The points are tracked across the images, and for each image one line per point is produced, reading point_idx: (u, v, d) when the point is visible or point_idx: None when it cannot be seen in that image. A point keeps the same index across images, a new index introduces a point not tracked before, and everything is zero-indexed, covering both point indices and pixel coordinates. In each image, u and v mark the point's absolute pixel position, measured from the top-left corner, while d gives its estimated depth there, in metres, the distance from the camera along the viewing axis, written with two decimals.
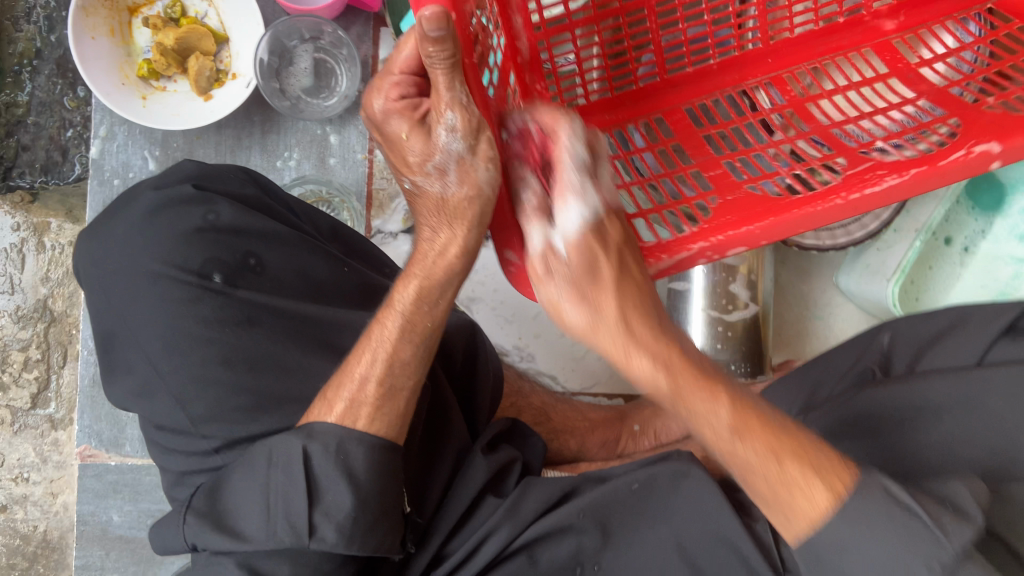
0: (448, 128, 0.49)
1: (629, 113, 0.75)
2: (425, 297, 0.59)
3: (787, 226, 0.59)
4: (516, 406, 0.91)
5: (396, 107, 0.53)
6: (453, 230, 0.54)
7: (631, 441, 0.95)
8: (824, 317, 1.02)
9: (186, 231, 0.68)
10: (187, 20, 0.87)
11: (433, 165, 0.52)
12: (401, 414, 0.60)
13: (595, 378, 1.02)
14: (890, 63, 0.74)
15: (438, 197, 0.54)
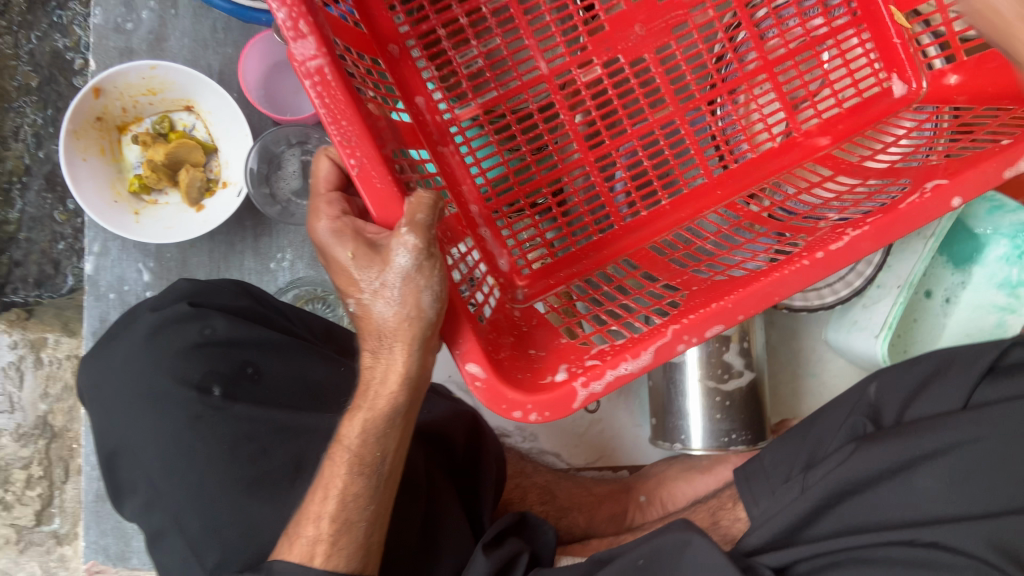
0: (404, 246, 0.54)
1: (595, 262, 0.80)
2: (372, 430, 0.58)
3: (756, 297, 0.61)
4: (521, 487, 0.92)
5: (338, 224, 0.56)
6: (393, 353, 0.55)
7: (640, 512, 0.96)
8: (818, 374, 1.04)
9: (185, 347, 0.68)
10: (176, 135, 0.90)
11: (379, 284, 0.54)
12: (363, 545, 0.61)
13: (599, 453, 1.02)
14: (834, 166, 0.83)
15: (379, 320, 0.55)
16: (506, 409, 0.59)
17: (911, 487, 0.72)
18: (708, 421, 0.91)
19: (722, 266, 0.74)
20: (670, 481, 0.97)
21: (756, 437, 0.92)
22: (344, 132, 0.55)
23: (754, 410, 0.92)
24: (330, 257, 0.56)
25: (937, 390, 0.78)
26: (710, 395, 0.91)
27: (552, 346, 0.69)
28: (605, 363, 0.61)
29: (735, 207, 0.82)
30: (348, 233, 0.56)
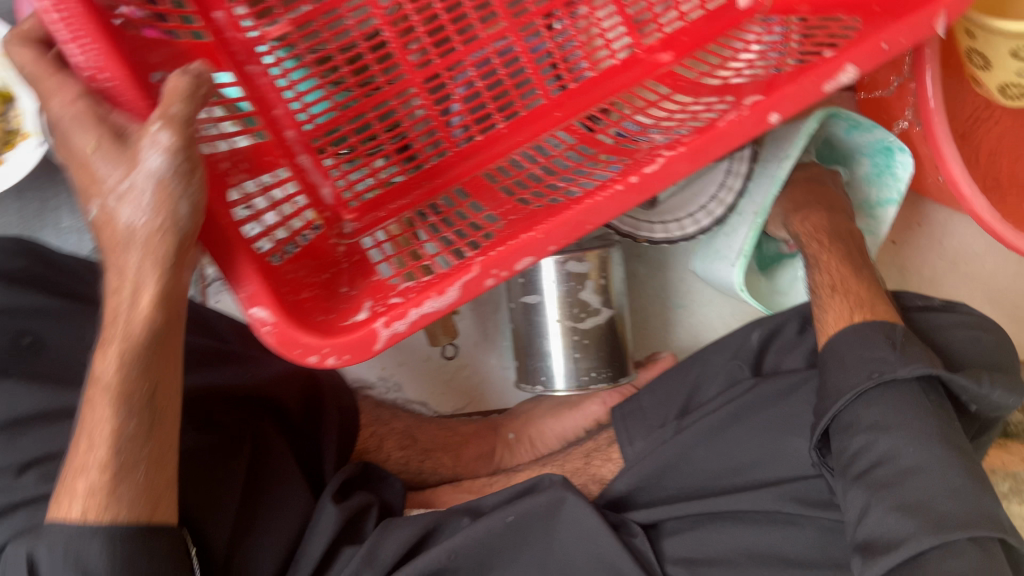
0: (155, 142, 0.48)
1: (426, 191, 0.81)
2: (133, 359, 0.53)
3: (570, 224, 0.62)
4: (377, 436, 0.84)
5: (73, 110, 0.50)
6: (140, 267, 0.50)
7: (508, 451, 0.94)
8: (686, 305, 1.03)
9: None
10: None
11: (127, 181, 0.49)
12: (145, 488, 0.55)
13: (467, 398, 0.99)
14: (671, 84, 0.84)
15: (124, 223, 0.50)
16: (299, 353, 0.59)
17: (783, 437, 0.76)
18: (568, 360, 0.88)
19: (545, 194, 0.74)
20: (539, 420, 0.94)
21: (619, 374, 0.90)
22: (86, 50, 0.50)
23: (614, 346, 0.90)
24: (70, 147, 0.51)
25: (819, 341, 0.81)
26: (569, 335, 0.88)
27: (367, 284, 0.70)
28: (409, 301, 0.62)
29: (570, 129, 0.82)
30: (87, 118, 0.50)
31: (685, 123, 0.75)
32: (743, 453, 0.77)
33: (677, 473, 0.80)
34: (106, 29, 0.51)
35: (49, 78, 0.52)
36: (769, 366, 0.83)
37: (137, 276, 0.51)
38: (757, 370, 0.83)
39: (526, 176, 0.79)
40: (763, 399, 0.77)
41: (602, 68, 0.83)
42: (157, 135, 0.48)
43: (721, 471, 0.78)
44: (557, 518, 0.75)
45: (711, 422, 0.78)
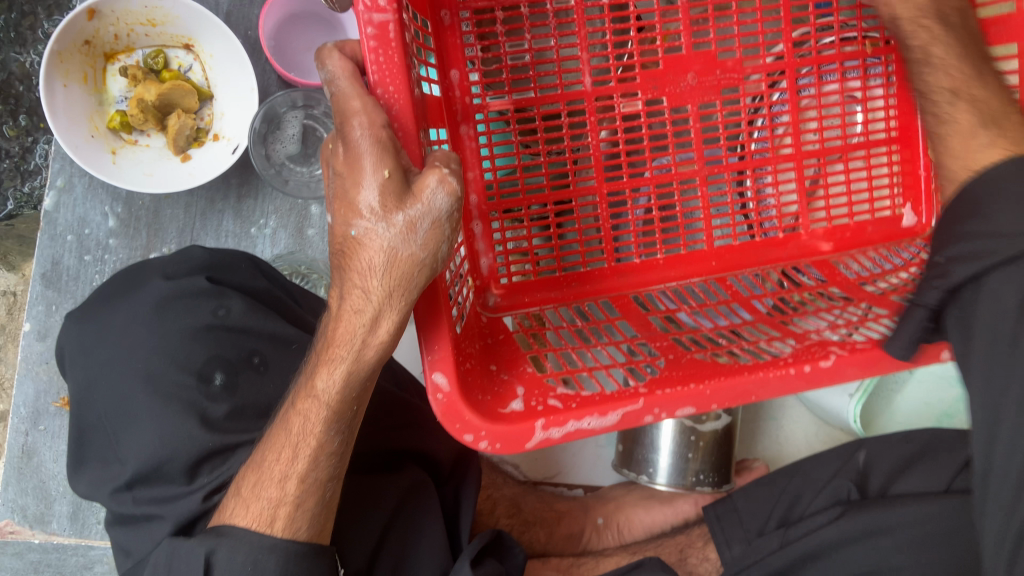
0: (439, 181, 0.48)
1: (575, 294, 0.77)
2: (354, 382, 0.52)
3: (733, 390, 0.62)
4: (491, 499, 0.86)
5: (371, 133, 0.48)
6: (390, 303, 0.49)
7: (595, 534, 0.95)
8: (777, 418, 1.06)
9: (195, 329, 0.58)
10: (170, 74, 0.81)
11: (405, 216, 0.48)
12: (325, 505, 0.56)
13: (557, 469, 1.00)
14: (828, 275, 0.77)
15: (387, 256, 0.48)
16: (457, 429, 0.58)
17: (882, 552, 0.78)
18: (679, 458, 0.91)
19: (703, 342, 0.70)
20: (630, 507, 0.95)
21: (722, 481, 0.92)
22: (389, 97, 0.53)
23: (724, 453, 0.92)
24: (355, 165, 0.48)
25: (922, 469, 0.81)
26: (686, 434, 0.90)
27: (522, 372, 0.65)
28: (568, 410, 0.61)
29: (724, 282, 0.78)
30: (385, 149, 0.48)
31: (840, 310, 0.71)
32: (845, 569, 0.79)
33: None
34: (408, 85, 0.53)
35: (357, 99, 0.49)
36: (875, 489, 0.82)
37: (384, 307, 0.49)
38: (863, 492, 0.82)
39: (679, 314, 0.75)
40: (858, 526, 0.79)
41: (770, 237, 0.80)
42: (446, 181, 0.48)
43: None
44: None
45: (826, 535, 0.79)
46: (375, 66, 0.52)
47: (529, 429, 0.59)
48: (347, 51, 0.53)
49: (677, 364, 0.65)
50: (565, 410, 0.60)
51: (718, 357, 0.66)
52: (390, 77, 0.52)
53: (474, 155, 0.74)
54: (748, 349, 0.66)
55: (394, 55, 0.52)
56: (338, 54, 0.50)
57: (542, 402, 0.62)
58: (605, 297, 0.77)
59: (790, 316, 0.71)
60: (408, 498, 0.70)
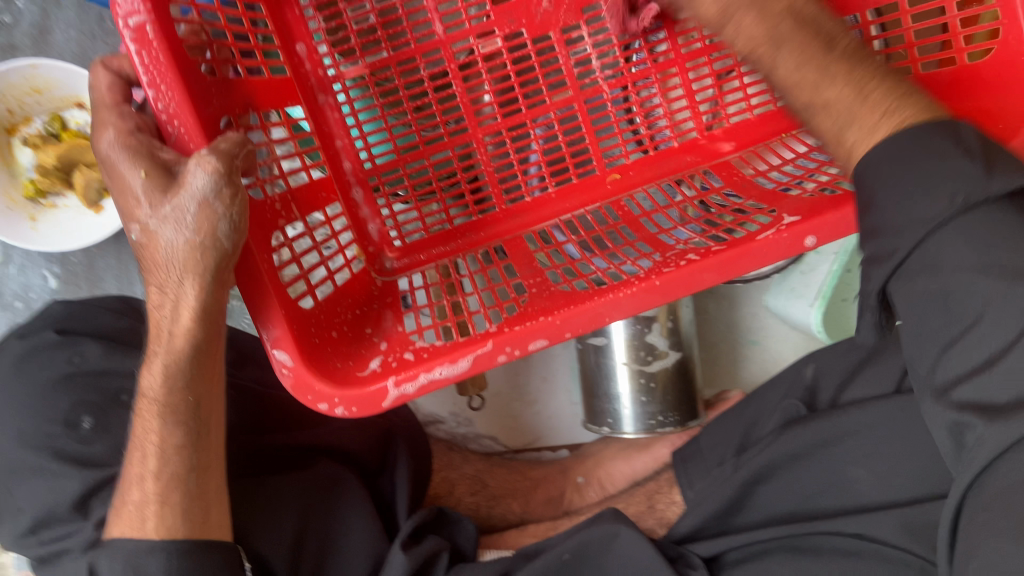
0: (199, 163, 0.47)
1: (469, 242, 0.76)
2: (177, 372, 0.53)
3: (589, 314, 0.58)
4: (449, 480, 0.87)
5: (121, 139, 0.50)
6: (184, 286, 0.50)
7: (577, 494, 0.94)
8: (759, 342, 1.01)
9: (54, 380, 0.62)
10: (69, 135, 0.86)
11: (171, 206, 0.48)
12: (195, 498, 0.57)
13: (537, 434, 1.00)
14: (725, 177, 0.75)
15: (166, 245, 0.49)
16: (310, 398, 0.56)
17: (841, 466, 0.76)
18: (635, 405, 0.89)
19: (580, 273, 0.68)
20: (608, 461, 0.94)
21: (687, 418, 0.90)
22: (164, 99, 0.50)
23: (680, 390, 0.90)
24: (115, 173, 0.49)
25: (872, 372, 0.79)
26: (635, 378, 0.88)
27: (390, 332, 0.66)
28: (422, 362, 0.59)
29: (616, 204, 0.76)
30: (135, 151, 0.49)
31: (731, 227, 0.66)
32: (808, 486, 0.78)
33: (740, 510, 0.80)
34: (183, 79, 0.50)
35: (111, 115, 0.52)
36: (825, 402, 0.81)
37: (177, 288, 0.50)
38: (813, 408, 0.81)
39: (569, 245, 0.73)
40: (806, 442, 0.77)
41: (664, 151, 0.78)
42: (203, 159, 0.47)
43: (777, 510, 0.79)
44: (611, 552, 0.79)
45: (771, 455, 0.78)
46: (145, 75, 0.49)
47: (377, 386, 0.57)
48: (117, 67, 0.55)
49: (539, 298, 0.64)
50: (415, 361, 0.57)
51: (578, 285, 0.66)
52: (163, 80, 0.50)
53: (340, 126, 0.73)
54: (617, 273, 0.65)
55: (162, 61, 0.49)
56: (97, 70, 0.54)
57: (396, 357, 0.61)
58: (500, 240, 0.76)
59: (670, 231, 0.70)
60: (320, 491, 0.71)
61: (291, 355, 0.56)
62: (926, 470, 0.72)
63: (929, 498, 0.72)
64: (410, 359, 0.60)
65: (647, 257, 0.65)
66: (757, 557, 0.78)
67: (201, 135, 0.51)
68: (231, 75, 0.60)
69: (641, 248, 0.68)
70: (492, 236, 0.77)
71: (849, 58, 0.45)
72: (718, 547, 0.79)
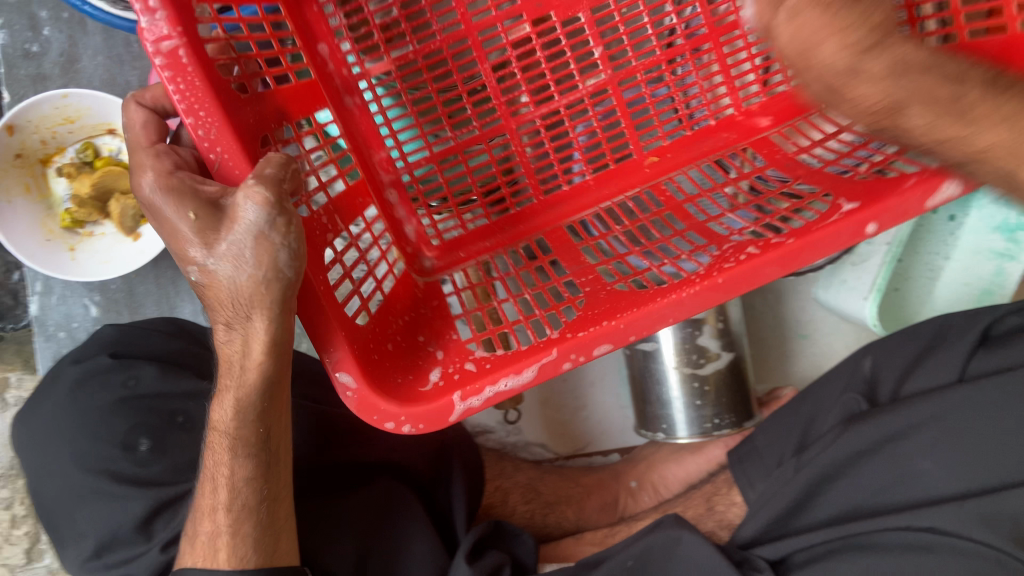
0: (247, 195, 0.45)
1: (509, 237, 0.74)
2: (245, 410, 0.52)
3: (650, 318, 0.57)
4: (502, 489, 0.86)
5: (163, 182, 0.48)
6: (251, 322, 0.48)
7: (631, 498, 0.92)
8: (809, 336, 0.99)
9: (109, 404, 0.62)
10: (102, 162, 0.85)
11: (223, 246, 0.46)
12: (267, 526, 0.57)
13: (588, 439, 0.98)
14: (768, 156, 0.72)
15: (224, 285, 0.46)
16: (378, 420, 0.55)
17: (908, 458, 0.74)
18: (689, 408, 0.87)
19: (629, 269, 0.67)
20: (660, 464, 0.93)
21: (741, 418, 0.88)
22: (203, 124, 0.49)
23: (735, 390, 0.88)
24: (161, 217, 0.47)
25: (933, 363, 0.77)
26: (689, 382, 0.86)
27: (446, 341, 0.65)
28: (485, 374, 0.58)
29: (658, 187, 0.74)
30: (179, 191, 0.47)
31: (788, 211, 0.62)
32: (872, 483, 0.76)
33: (805, 509, 0.78)
34: (222, 106, 0.49)
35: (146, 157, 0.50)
36: (885, 395, 0.79)
37: (245, 327, 0.48)
38: (873, 402, 0.79)
39: (618, 234, 0.71)
40: (871, 439, 0.75)
41: (701, 128, 0.75)
42: (252, 192, 0.45)
43: (843, 506, 0.77)
44: (676, 558, 0.78)
45: (839, 450, 0.76)
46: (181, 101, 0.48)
47: (446, 405, 0.56)
48: (150, 99, 0.56)
49: (596, 300, 0.62)
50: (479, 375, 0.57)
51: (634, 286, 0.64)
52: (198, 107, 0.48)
53: (372, 130, 0.70)
54: (673, 267, 0.63)
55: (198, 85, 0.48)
56: (132, 112, 0.54)
57: (458, 369, 0.60)
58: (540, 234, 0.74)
59: (716, 218, 0.67)
60: (376, 511, 0.70)
61: (355, 379, 0.54)
62: (1002, 454, 0.70)
63: (1007, 486, 0.69)
64: (472, 372, 0.59)
65: (701, 248, 0.63)
66: (826, 556, 0.75)
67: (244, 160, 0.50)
68: (261, 88, 0.57)
69: (693, 238, 0.66)
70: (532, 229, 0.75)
71: (953, 94, 0.47)
72: (784, 548, 0.77)
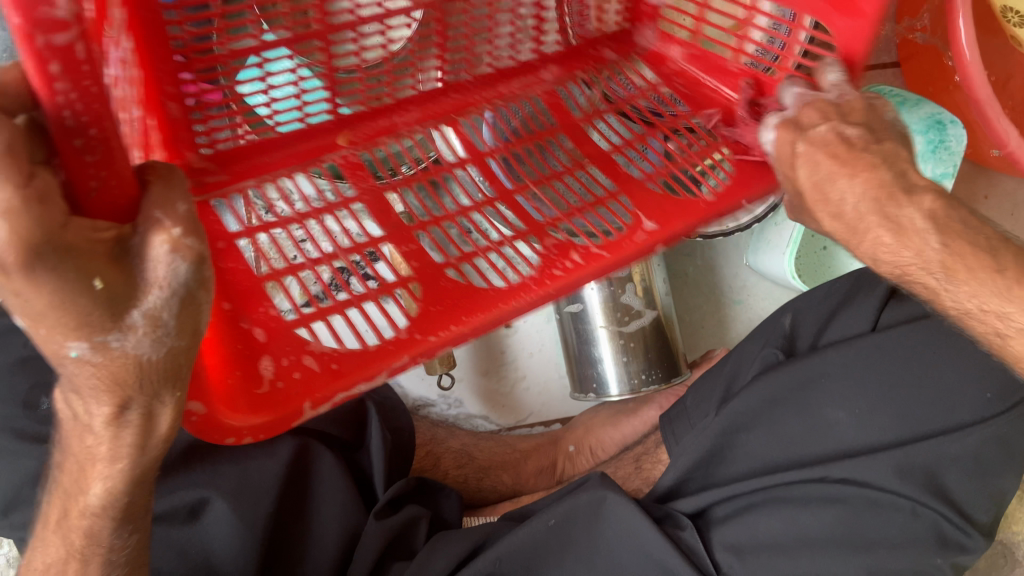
0: (174, 249, 0.35)
1: (297, 154, 0.68)
2: (129, 485, 0.45)
3: (494, 323, 0.59)
4: (434, 454, 0.90)
5: (49, 233, 0.31)
6: (155, 403, 0.40)
7: (569, 462, 0.94)
8: (742, 301, 1.02)
9: (9, 363, 0.64)
10: None
11: (143, 311, 0.36)
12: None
13: (528, 410, 0.99)
14: (561, 119, 0.74)
15: (129, 360, 0.37)
16: (219, 437, 0.54)
17: (822, 409, 0.71)
18: (618, 366, 0.89)
19: (453, 239, 0.65)
20: (598, 428, 0.93)
21: (670, 374, 0.91)
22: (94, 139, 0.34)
23: (661, 346, 0.90)
24: (59, 288, 0.32)
25: (846, 316, 0.75)
26: (615, 340, 0.88)
27: (265, 314, 0.58)
28: (329, 374, 0.56)
29: (459, 127, 0.72)
30: (72, 245, 0.32)
31: (593, 208, 0.66)
32: (790, 433, 0.72)
33: (722, 461, 0.76)
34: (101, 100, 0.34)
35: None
36: (805, 347, 0.77)
37: (149, 407, 0.40)
38: (792, 354, 0.77)
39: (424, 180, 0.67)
40: (786, 386, 0.72)
41: (499, 68, 0.75)
42: (182, 246, 0.35)
43: (764, 460, 0.73)
44: (601, 518, 0.73)
45: (754, 396, 0.73)
46: (59, 83, 0.32)
47: (296, 413, 0.55)
48: None
49: (433, 287, 0.61)
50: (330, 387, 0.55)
51: (463, 271, 0.63)
52: (81, 91, 0.33)
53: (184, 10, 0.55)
54: (500, 257, 0.63)
55: (96, 68, 0.33)
56: None
57: (296, 365, 0.56)
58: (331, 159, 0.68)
59: (524, 189, 0.68)
60: (294, 466, 0.70)
61: None
62: (912, 406, 0.68)
63: (914, 439, 0.68)
64: (312, 369, 0.56)
65: (526, 235, 0.64)
66: (747, 510, 0.71)
67: (126, 181, 0.36)
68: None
69: (512, 217, 0.66)
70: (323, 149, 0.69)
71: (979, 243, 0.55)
72: (703, 502, 0.74)
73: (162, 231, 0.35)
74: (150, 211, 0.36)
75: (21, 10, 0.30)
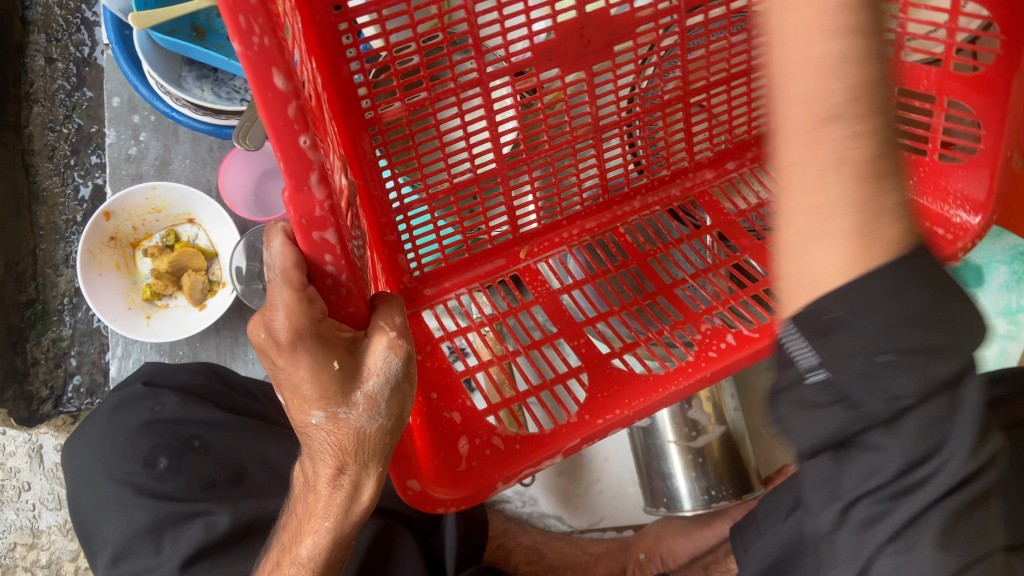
0: (392, 348, 0.47)
1: (488, 271, 0.80)
2: (334, 546, 0.55)
3: (656, 406, 0.68)
4: (505, 548, 0.93)
5: (308, 324, 0.44)
6: (366, 472, 0.50)
7: (638, 570, 0.94)
8: None
9: (137, 425, 0.72)
10: (181, 244, 1.01)
11: (365, 394, 0.47)
12: None
13: (601, 514, 1.01)
14: (716, 217, 0.82)
15: (355, 433, 0.48)
16: (431, 508, 0.62)
17: None
18: (687, 480, 0.91)
19: (618, 338, 0.74)
20: (669, 538, 0.95)
21: (740, 491, 0.91)
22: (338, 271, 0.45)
23: (733, 463, 0.92)
24: (301, 365, 0.44)
25: None
26: (684, 455, 0.91)
27: (464, 405, 0.69)
28: (514, 451, 0.66)
29: (620, 234, 0.82)
30: (325, 338, 0.45)
31: (749, 296, 0.74)
32: None
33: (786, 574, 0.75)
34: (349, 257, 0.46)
35: (288, 292, 0.43)
36: None
37: (359, 477, 0.50)
38: None
39: (595, 283, 0.78)
40: None
41: (641, 185, 0.83)
42: (397, 345, 0.47)
43: None
44: None
45: None
46: (326, 254, 0.44)
47: (490, 487, 0.64)
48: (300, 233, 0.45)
49: (599, 374, 0.70)
50: (519, 461, 0.65)
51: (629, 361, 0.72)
52: (339, 265, 0.45)
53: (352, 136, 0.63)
54: (660, 348, 0.72)
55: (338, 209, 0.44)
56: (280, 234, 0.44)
57: (486, 444, 0.67)
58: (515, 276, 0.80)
59: (682, 282, 0.77)
60: (373, 541, 0.74)
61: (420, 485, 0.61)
62: None
63: None
64: (501, 448, 0.66)
65: (683, 325, 0.73)
66: None
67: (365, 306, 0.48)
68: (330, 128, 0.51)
69: (670, 309, 0.75)
70: (504, 264, 0.81)
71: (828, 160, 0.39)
72: None
73: (394, 349, 0.47)
74: (375, 322, 0.48)
75: (297, 216, 0.42)
